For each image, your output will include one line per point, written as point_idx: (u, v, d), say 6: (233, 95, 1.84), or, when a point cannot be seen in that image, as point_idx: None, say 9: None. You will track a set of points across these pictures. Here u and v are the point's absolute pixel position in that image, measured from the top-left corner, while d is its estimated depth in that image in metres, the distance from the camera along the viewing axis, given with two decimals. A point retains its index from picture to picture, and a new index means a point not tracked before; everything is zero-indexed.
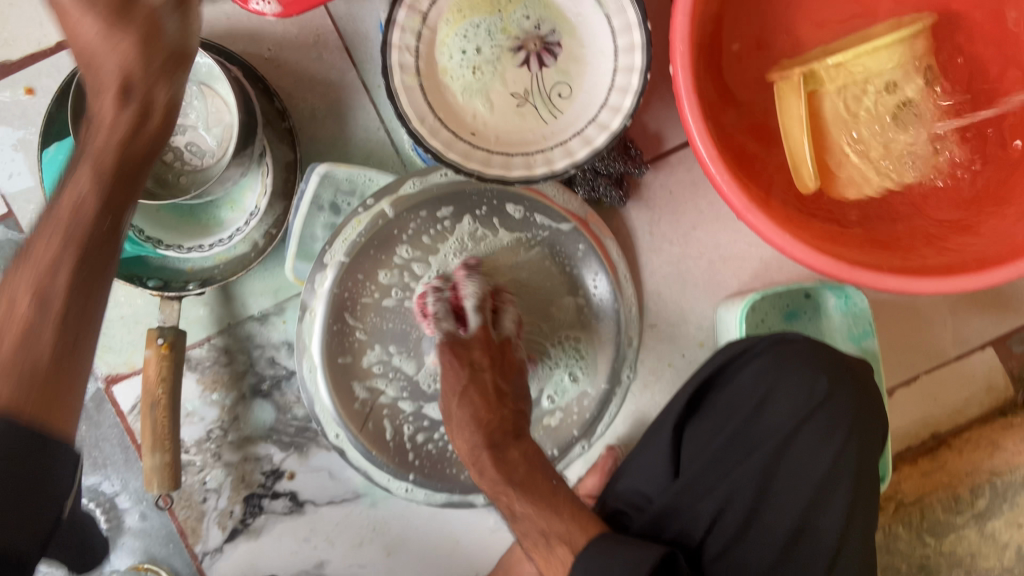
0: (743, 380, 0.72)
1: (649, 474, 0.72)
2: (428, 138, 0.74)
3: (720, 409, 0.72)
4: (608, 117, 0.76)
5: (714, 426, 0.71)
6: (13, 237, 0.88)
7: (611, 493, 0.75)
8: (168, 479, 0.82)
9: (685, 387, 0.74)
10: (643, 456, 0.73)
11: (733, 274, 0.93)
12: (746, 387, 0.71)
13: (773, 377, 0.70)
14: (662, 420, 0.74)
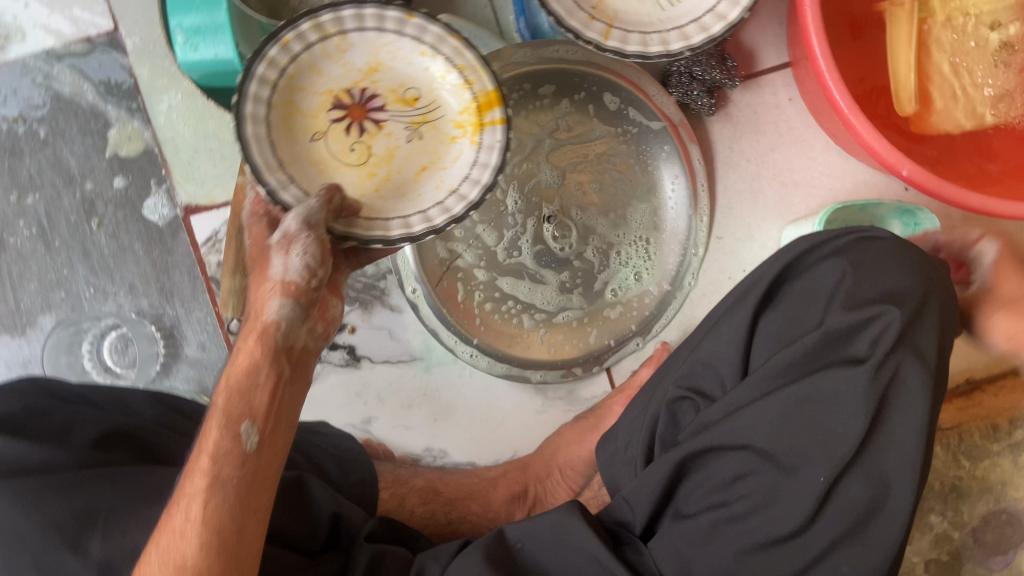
0: (824, 269, 0.65)
1: (717, 358, 0.67)
2: (552, 2, 0.76)
3: (799, 297, 0.65)
4: (727, 9, 0.77)
5: (793, 317, 0.65)
6: (114, 54, 0.89)
7: (677, 371, 0.70)
8: (243, 304, 0.82)
9: (765, 268, 0.68)
10: (717, 334, 0.68)
11: (802, 200, 0.95)
12: (828, 278, 0.65)
13: (860, 277, 0.63)
14: (739, 301, 0.68)
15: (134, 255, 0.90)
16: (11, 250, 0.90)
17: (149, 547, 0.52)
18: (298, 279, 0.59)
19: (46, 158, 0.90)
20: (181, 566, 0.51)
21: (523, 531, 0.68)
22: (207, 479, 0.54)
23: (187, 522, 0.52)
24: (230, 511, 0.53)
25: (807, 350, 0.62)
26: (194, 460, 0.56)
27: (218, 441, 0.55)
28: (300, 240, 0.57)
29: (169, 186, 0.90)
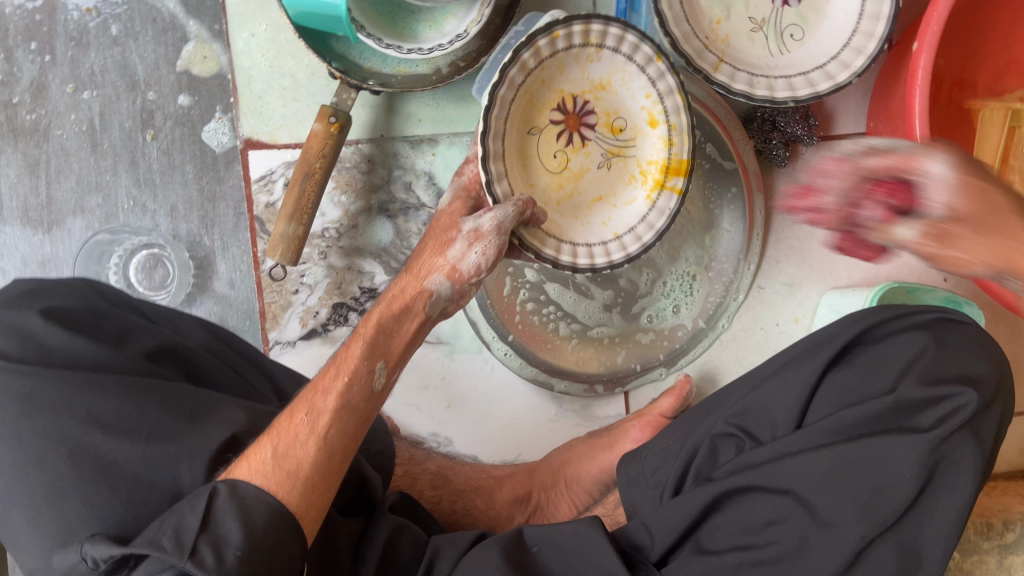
0: (901, 343, 0.68)
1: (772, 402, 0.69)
2: (670, 23, 0.77)
3: (869, 363, 0.68)
4: (837, 70, 0.78)
5: (859, 381, 0.67)
6: None
7: (728, 409, 0.71)
8: (291, 252, 0.80)
9: (841, 328, 0.70)
10: (781, 379, 0.69)
11: (847, 268, 0.95)
12: (904, 351, 0.67)
13: (935, 358, 0.66)
14: (809, 352, 0.70)
15: (183, 176, 0.87)
16: (55, 142, 0.86)
17: (265, 445, 0.54)
18: (467, 271, 0.65)
19: (113, 57, 0.86)
20: (292, 473, 0.54)
21: (541, 534, 0.67)
22: (336, 404, 0.58)
23: (312, 433, 0.56)
24: (345, 443, 0.58)
25: (872, 412, 0.63)
26: (325, 381, 0.60)
27: (354, 374, 0.60)
28: (486, 242, 0.62)
29: (234, 116, 0.87)
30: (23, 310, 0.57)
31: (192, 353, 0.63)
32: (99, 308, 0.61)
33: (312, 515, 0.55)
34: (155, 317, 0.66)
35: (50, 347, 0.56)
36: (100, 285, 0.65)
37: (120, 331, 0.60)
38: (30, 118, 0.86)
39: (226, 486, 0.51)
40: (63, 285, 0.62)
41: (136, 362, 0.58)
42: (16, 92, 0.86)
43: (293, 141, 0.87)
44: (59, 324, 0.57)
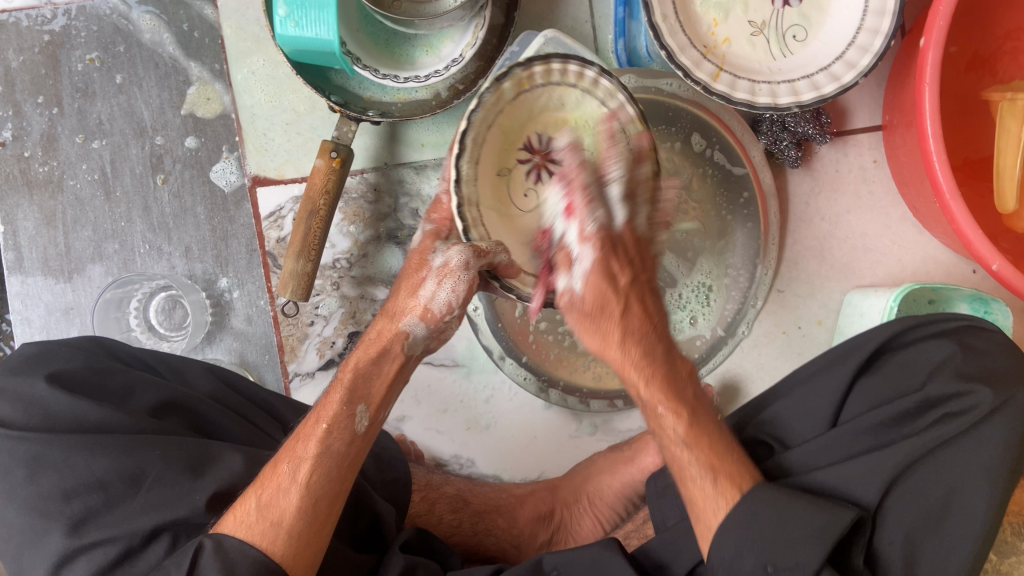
0: (929, 348, 0.64)
1: (800, 414, 0.67)
2: (666, 35, 0.75)
3: (896, 369, 0.65)
4: (842, 70, 0.75)
5: (889, 388, 0.64)
6: (205, 12, 0.86)
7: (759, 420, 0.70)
8: (301, 288, 0.81)
9: (867, 336, 0.67)
10: (808, 389, 0.67)
11: (869, 266, 0.93)
12: (931, 356, 0.63)
13: (965, 358, 0.61)
14: (836, 360, 0.67)
15: (195, 218, 0.88)
16: (69, 192, 0.88)
17: (250, 498, 0.58)
18: (439, 310, 0.64)
19: (119, 104, 0.87)
20: (276, 524, 0.56)
21: (560, 559, 0.66)
22: (318, 451, 0.60)
23: (292, 483, 0.58)
24: (331, 488, 0.59)
25: (900, 413, 0.60)
26: (307, 429, 0.61)
27: (335, 419, 0.61)
28: (453, 278, 0.62)
29: (241, 154, 0.88)
30: (29, 377, 0.60)
31: (196, 404, 0.65)
32: (106, 365, 0.64)
33: (301, 562, 0.57)
34: (162, 368, 0.69)
35: (55, 411, 0.58)
36: (105, 342, 0.68)
37: (126, 387, 0.63)
38: (43, 170, 0.88)
39: (210, 542, 0.55)
40: (72, 343, 0.66)
41: (140, 420, 0.60)
42: (28, 145, 0.88)
43: (299, 175, 0.87)
44: (67, 385, 0.60)
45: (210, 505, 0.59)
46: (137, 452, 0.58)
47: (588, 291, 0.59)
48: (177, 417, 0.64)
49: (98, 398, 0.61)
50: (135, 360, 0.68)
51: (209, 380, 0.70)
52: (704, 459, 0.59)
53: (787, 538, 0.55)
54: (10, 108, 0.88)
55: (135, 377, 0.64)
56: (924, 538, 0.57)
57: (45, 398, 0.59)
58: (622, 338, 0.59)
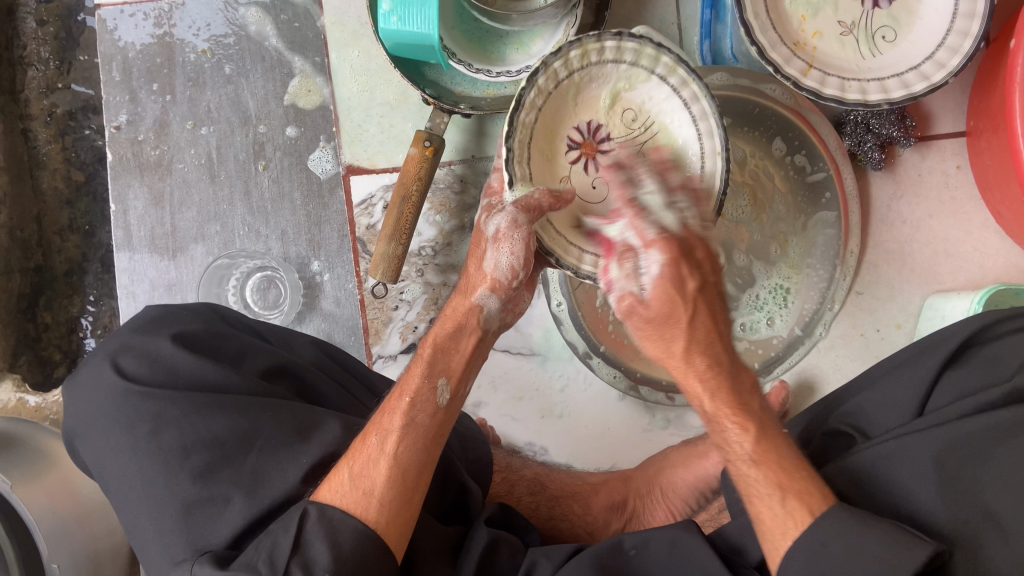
0: (1018, 344, 0.64)
1: (885, 404, 0.68)
2: (756, 32, 0.77)
3: (984, 361, 0.65)
4: (932, 69, 0.76)
5: (975, 381, 0.64)
6: (310, 10, 0.91)
7: (841, 413, 0.71)
8: (391, 270, 0.85)
9: (953, 329, 0.68)
10: (893, 378, 0.68)
11: (951, 271, 0.93)
12: (1020, 348, 0.63)
13: None
14: (922, 353, 0.68)
15: (292, 203, 0.93)
16: (177, 175, 0.94)
17: (343, 468, 0.58)
18: (505, 277, 0.69)
19: (226, 94, 0.93)
20: (368, 492, 0.57)
21: (637, 539, 0.68)
22: (404, 424, 0.62)
23: (381, 453, 0.59)
24: (420, 458, 0.61)
25: (988, 405, 0.61)
26: (392, 403, 0.64)
27: (419, 392, 0.64)
28: (509, 240, 0.66)
29: (337, 144, 0.92)
30: (152, 336, 0.64)
31: (303, 370, 0.68)
32: (222, 331, 0.67)
33: (396, 531, 0.57)
34: (274, 336, 0.72)
35: (176, 369, 0.62)
36: (221, 307, 0.71)
37: (240, 353, 0.66)
38: (154, 154, 0.94)
39: (315, 508, 0.56)
40: (192, 308, 0.69)
41: (251, 384, 0.63)
42: (141, 130, 0.94)
43: (390, 165, 0.92)
44: (187, 347, 0.64)
45: (304, 480, 0.59)
46: (245, 414, 0.61)
47: (656, 298, 0.57)
48: (286, 383, 0.67)
49: (214, 360, 0.64)
50: (249, 326, 0.71)
51: (315, 350, 0.73)
52: (771, 478, 0.53)
53: (882, 568, 0.48)
54: (126, 94, 0.94)
55: (248, 343, 0.67)
56: (1022, 528, 0.55)
57: (167, 357, 0.63)
58: (689, 349, 0.56)
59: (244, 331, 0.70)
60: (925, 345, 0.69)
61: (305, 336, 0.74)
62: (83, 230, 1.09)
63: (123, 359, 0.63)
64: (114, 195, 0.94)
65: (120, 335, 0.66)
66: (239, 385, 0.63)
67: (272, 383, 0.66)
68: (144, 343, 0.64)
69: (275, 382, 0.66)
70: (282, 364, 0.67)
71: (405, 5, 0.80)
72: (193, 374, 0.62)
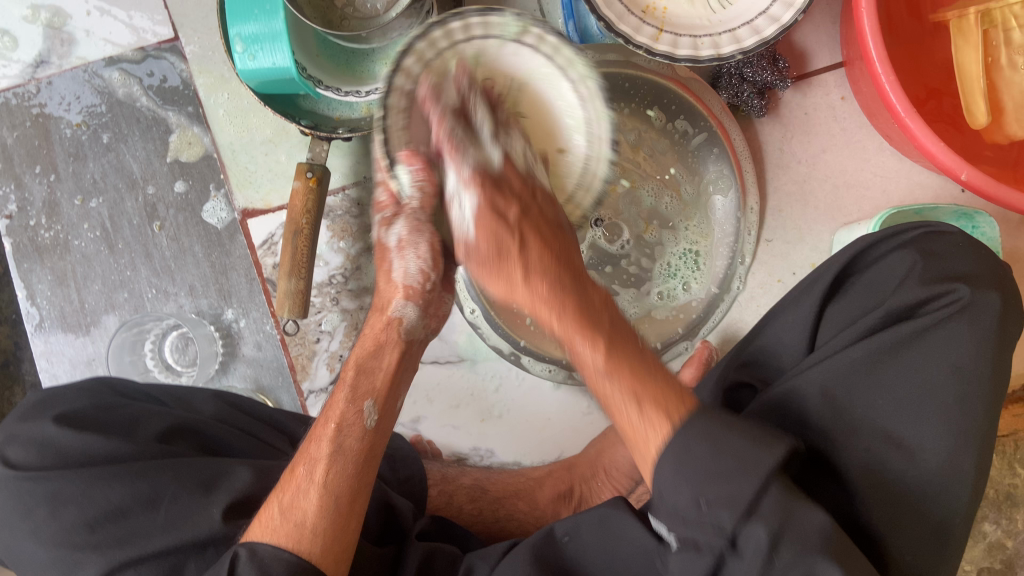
0: (891, 262, 0.64)
1: (779, 348, 0.67)
2: (602, 6, 0.76)
3: (864, 288, 0.64)
4: (780, 11, 0.76)
5: (857, 307, 0.64)
6: (175, 64, 0.91)
7: (740, 362, 0.70)
8: (298, 305, 0.85)
9: (831, 260, 0.67)
10: (782, 320, 0.67)
11: (854, 202, 0.93)
12: (896, 270, 0.63)
13: (928, 265, 0.62)
14: (803, 291, 0.67)
15: (194, 257, 0.93)
16: (76, 252, 0.94)
17: (272, 504, 0.59)
18: (417, 283, 0.66)
19: (110, 162, 0.93)
20: (300, 524, 0.58)
21: (569, 526, 0.68)
22: (331, 450, 0.61)
23: (310, 482, 0.59)
24: (350, 483, 0.61)
25: (870, 329, 0.60)
26: (318, 430, 0.63)
27: (342, 420, 0.63)
28: (414, 246, 0.64)
29: (228, 190, 0.92)
30: (38, 422, 0.64)
31: (201, 425, 0.68)
32: (110, 404, 0.67)
33: (332, 559, 0.57)
34: (168, 399, 0.71)
35: (65, 449, 0.62)
36: (111, 381, 0.71)
37: (130, 420, 0.66)
38: (50, 234, 0.94)
39: (245, 550, 0.55)
40: (76, 388, 0.69)
41: (144, 447, 0.63)
42: (33, 214, 0.94)
43: (284, 203, 0.92)
44: (72, 426, 0.63)
45: (226, 517, 0.60)
46: (140, 479, 0.60)
47: (481, 235, 0.60)
48: (185, 440, 0.67)
49: (104, 433, 0.63)
50: (140, 393, 0.71)
51: (215, 402, 0.73)
52: (625, 386, 0.54)
53: (733, 468, 0.48)
54: (11, 181, 0.94)
55: (137, 410, 0.67)
56: (926, 441, 0.56)
57: (54, 440, 0.62)
58: (523, 281, 0.60)
59: (135, 399, 0.70)
60: (805, 282, 0.68)
61: (203, 391, 0.74)
62: (10, 320, 1.09)
63: (10, 453, 0.63)
64: (18, 282, 0.94)
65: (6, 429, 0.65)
66: (130, 451, 0.62)
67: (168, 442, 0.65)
68: (29, 431, 0.63)
69: (171, 441, 0.66)
70: (176, 424, 0.67)
71: (257, 45, 0.80)
72: (82, 450, 0.62)
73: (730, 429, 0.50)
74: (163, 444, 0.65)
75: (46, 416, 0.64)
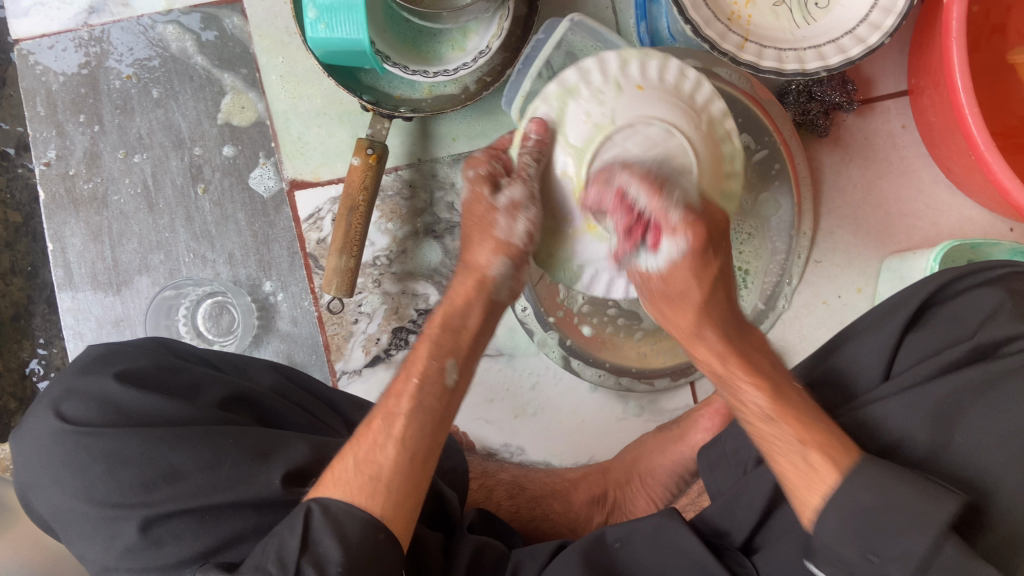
0: (975, 297, 0.63)
1: (855, 372, 0.66)
2: (690, 11, 0.76)
3: (946, 320, 0.64)
4: (867, 32, 0.75)
5: (939, 340, 0.63)
6: (236, 24, 0.88)
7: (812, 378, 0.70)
8: (346, 284, 0.83)
9: (914, 289, 0.67)
10: (857, 345, 0.67)
11: (906, 231, 0.93)
12: (981, 306, 0.62)
13: (1015, 305, 0.61)
14: (885, 314, 0.67)
15: (236, 224, 0.90)
16: (114, 207, 0.91)
17: (348, 455, 0.57)
18: (522, 243, 0.63)
19: (158, 119, 0.90)
20: (375, 478, 0.56)
21: (621, 532, 0.66)
22: (410, 406, 0.59)
23: (388, 437, 0.57)
24: (423, 445, 0.59)
25: (953, 363, 0.60)
26: (397, 386, 0.61)
27: (426, 373, 0.61)
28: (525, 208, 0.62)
29: (278, 160, 0.89)
30: (97, 378, 0.61)
31: (260, 394, 0.66)
32: (171, 364, 0.65)
33: (402, 521, 0.56)
34: (224, 363, 0.70)
35: (125, 408, 0.59)
36: (169, 340, 0.69)
37: (190, 382, 0.64)
38: (88, 187, 0.91)
39: (318, 505, 0.54)
40: (136, 343, 0.67)
41: (207, 411, 0.61)
42: (72, 164, 0.90)
43: (336, 177, 0.89)
44: (136, 383, 0.61)
45: (286, 483, 0.58)
46: (200, 445, 0.58)
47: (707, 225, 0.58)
48: (244, 408, 0.65)
49: (167, 393, 0.62)
50: (197, 355, 0.69)
51: (271, 372, 0.71)
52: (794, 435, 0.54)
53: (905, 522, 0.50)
54: (53, 128, 0.90)
55: (200, 372, 0.65)
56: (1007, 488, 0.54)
57: (114, 396, 0.60)
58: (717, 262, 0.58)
59: (194, 360, 0.68)
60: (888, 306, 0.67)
61: (256, 359, 0.72)
62: (25, 272, 1.04)
63: (67, 406, 0.60)
64: (50, 234, 0.91)
65: (65, 379, 0.63)
66: (194, 413, 0.60)
67: (228, 409, 0.63)
68: (88, 385, 0.61)
69: (231, 407, 0.64)
70: (236, 390, 0.65)
71: (333, 14, 0.78)
72: (144, 408, 0.60)
73: (903, 477, 0.51)
74: (225, 411, 0.63)
75: (107, 370, 0.62)
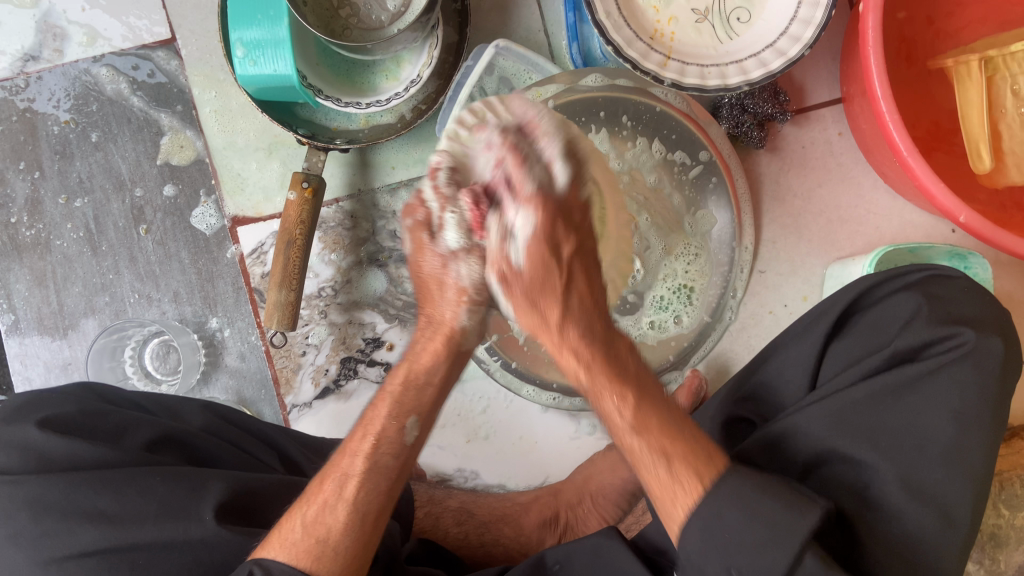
0: (896, 302, 0.64)
1: (781, 383, 0.67)
2: (612, 32, 0.76)
3: (867, 327, 0.64)
4: (788, 44, 0.76)
5: (859, 348, 0.64)
6: (169, 64, 0.88)
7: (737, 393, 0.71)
8: (286, 318, 0.83)
9: (835, 298, 0.68)
10: (784, 355, 0.68)
11: (847, 237, 0.94)
12: (899, 311, 0.63)
13: (932, 309, 0.62)
14: (809, 325, 0.68)
15: (180, 262, 0.91)
16: (57, 252, 0.91)
17: (297, 516, 0.57)
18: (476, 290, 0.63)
19: (98, 162, 0.90)
20: (323, 540, 0.56)
21: (560, 555, 0.66)
22: (365, 466, 0.59)
23: (339, 499, 0.57)
24: (379, 501, 0.59)
25: (873, 370, 0.61)
26: (353, 443, 0.61)
27: (384, 431, 0.60)
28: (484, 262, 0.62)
29: (218, 197, 0.90)
30: (21, 424, 0.61)
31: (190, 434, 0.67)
32: (97, 408, 0.65)
33: None
34: (156, 406, 0.70)
35: (49, 455, 0.59)
36: (98, 386, 0.69)
37: (118, 425, 0.64)
38: (31, 233, 0.91)
39: (260, 567, 0.53)
40: (63, 389, 0.67)
41: (134, 452, 0.62)
42: (14, 211, 0.91)
43: (275, 211, 0.90)
44: (61, 428, 0.61)
45: (219, 519, 0.58)
46: (124, 489, 0.58)
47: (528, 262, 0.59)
48: (174, 449, 0.65)
49: (93, 437, 0.62)
50: (127, 399, 0.69)
51: (203, 413, 0.71)
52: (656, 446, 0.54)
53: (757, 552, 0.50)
54: None
55: (128, 416, 0.65)
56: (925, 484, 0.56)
57: (37, 444, 0.60)
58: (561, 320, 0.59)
59: (123, 405, 0.68)
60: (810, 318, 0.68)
61: (189, 400, 0.72)
62: None
63: None
64: None
65: None
66: (121, 456, 0.61)
67: (157, 450, 0.64)
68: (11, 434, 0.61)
69: (160, 448, 0.64)
70: (165, 432, 0.65)
71: (259, 52, 0.79)
72: (67, 454, 0.59)
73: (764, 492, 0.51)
74: (153, 452, 0.63)
75: (30, 418, 0.62)
